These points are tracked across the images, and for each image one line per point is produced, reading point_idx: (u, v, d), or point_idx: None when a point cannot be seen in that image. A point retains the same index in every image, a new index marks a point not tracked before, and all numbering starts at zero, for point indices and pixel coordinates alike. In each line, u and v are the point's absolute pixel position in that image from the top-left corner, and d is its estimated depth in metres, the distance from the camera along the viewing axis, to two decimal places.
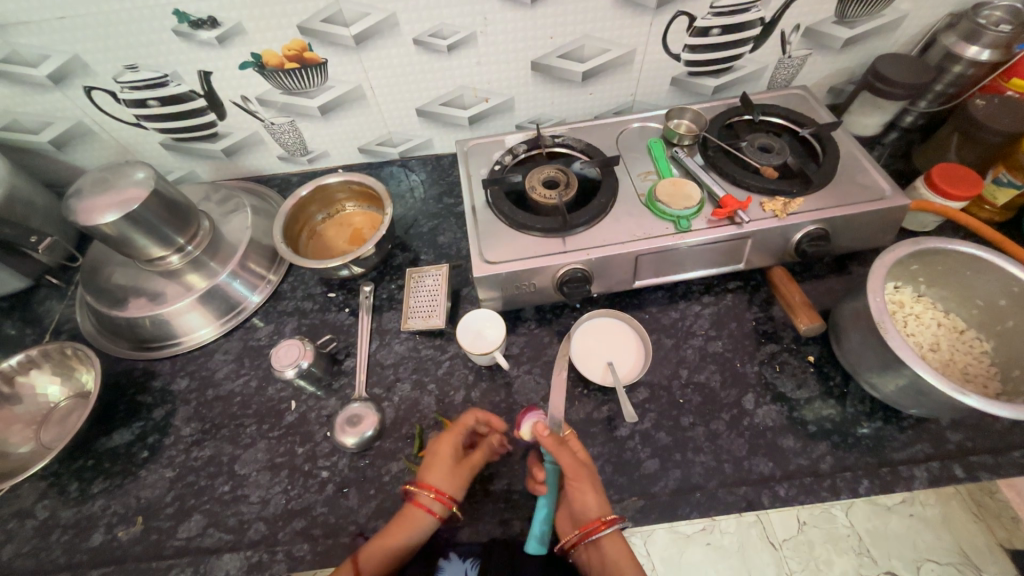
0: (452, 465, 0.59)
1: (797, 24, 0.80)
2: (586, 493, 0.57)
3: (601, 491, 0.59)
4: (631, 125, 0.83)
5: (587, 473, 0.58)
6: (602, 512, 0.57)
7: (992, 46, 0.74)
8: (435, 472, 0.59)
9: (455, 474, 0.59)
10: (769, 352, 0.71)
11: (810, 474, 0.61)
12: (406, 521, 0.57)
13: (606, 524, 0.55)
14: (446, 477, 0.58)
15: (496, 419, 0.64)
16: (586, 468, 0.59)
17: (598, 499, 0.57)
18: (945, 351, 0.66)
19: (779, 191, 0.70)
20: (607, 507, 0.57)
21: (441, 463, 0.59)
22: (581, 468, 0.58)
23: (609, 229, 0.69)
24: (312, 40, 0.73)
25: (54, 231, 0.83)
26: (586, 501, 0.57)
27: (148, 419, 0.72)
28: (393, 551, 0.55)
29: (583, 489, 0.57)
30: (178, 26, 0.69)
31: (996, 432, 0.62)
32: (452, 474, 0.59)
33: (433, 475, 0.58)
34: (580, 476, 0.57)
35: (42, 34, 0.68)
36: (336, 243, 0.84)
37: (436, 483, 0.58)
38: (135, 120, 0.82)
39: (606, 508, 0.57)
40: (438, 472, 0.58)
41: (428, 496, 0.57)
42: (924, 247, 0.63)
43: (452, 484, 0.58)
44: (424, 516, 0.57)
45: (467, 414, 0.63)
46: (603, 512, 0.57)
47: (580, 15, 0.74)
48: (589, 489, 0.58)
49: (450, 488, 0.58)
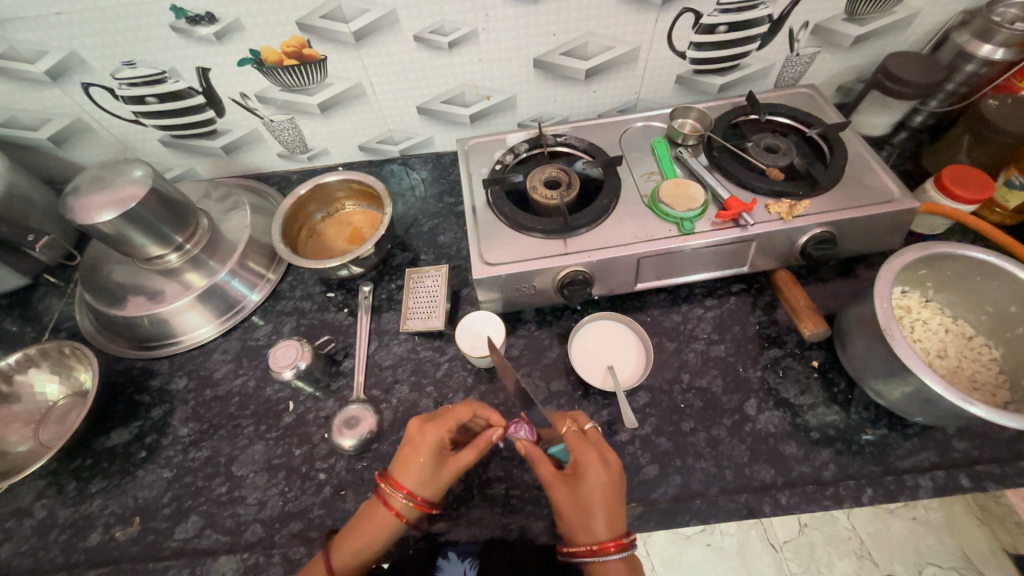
0: (429, 470, 0.56)
1: (806, 22, 0.78)
2: (564, 515, 0.55)
3: (591, 516, 0.53)
4: (635, 124, 0.82)
5: (569, 492, 0.55)
6: (584, 538, 0.53)
7: (1006, 44, 0.73)
8: (410, 473, 0.56)
9: (432, 478, 0.56)
10: (772, 357, 0.70)
11: (812, 482, 0.60)
12: (377, 520, 0.56)
13: (577, 554, 0.53)
14: (421, 480, 0.56)
15: (494, 416, 0.60)
16: (569, 488, 0.55)
17: (575, 524, 0.54)
18: (953, 358, 0.65)
19: (785, 193, 0.68)
20: (593, 535, 0.53)
21: (420, 466, 0.56)
22: (557, 486, 0.55)
23: (611, 230, 0.68)
24: (311, 36, 0.72)
25: (53, 229, 0.83)
26: (568, 522, 0.55)
27: (146, 418, 0.72)
28: (361, 550, 0.55)
29: (561, 509, 0.55)
30: (176, 22, 0.68)
31: (1004, 441, 0.61)
32: (429, 477, 0.56)
33: (407, 478, 0.56)
34: (557, 494, 0.55)
35: (40, 30, 0.67)
36: (336, 242, 0.83)
37: (410, 486, 0.56)
38: (133, 117, 0.81)
39: (589, 536, 0.53)
40: (413, 474, 0.56)
41: (399, 499, 0.55)
42: (934, 252, 0.61)
43: (427, 488, 0.56)
44: (394, 518, 0.56)
45: (462, 408, 0.59)
46: (586, 539, 0.53)
47: (584, 11, 0.73)
48: (568, 511, 0.54)
49: (425, 492, 0.56)
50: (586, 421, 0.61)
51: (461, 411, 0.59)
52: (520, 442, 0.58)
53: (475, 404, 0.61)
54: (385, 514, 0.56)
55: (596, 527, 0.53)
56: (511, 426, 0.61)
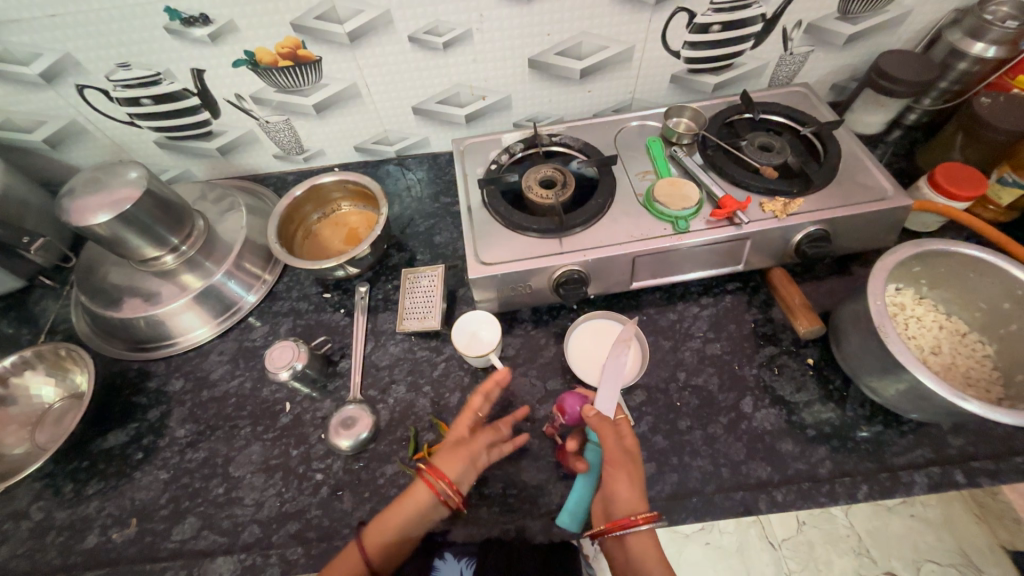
0: (452, 448, 0.58)
1: (799, 21, 0.78)
2: (625, 483, 0.56)
3: (642, 488, 0.56)
4: (630, 124, 0.82)
5: (631, 467, 0.57)
6: (641, 508, 0.54)
7: (998, 42, 0.73)
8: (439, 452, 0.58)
9: (455, 457, 0.57)
10: (768, 354, 0.70)
11: (808, 478, 0.60)
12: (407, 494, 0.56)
13: (639, 521, 0.53)
14: (445, 458, 0.57)
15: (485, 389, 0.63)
16: (629, 460, 0.57)
17: (633, 494, 0.55)
18: (947, 355, 0.65)
19: (778, 191, 0.68)
20: (644, 506, 0.55)
21: (445, 442, 0.59)
22: (620, 458, 0.57)
23: (606, 229, 0.68)
24: (305, 37, 0.72)
25: (47, 231, 0.82)
26: (619, 493, 0.55)
27: (143, 420, 0.72)
28: (389, 525, 0.55)
29: (625, 476, 0.56)
30: (170, 23, 0.69)
31: (998, 437, 0.62)
32: (452, 456, 0.57)
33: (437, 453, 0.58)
34: (618, 466, 0.56)
35: (33, 32, 0.67)
36: (333, 243, 0.83)
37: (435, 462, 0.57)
38: (129, 119, 0.81)
39: (644, 506, 0.54)
40: (441, 451, 0.58)
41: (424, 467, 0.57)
42: (925, 250, 0.62)
43: (450, 467, 0.56)
44: (422, 490, 0.56)
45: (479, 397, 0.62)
46: (640, 509, 0.54)
47: (577, 11, 0.73)
48: (627, 482, 0.56)
49: (447, 469, 0.56)
50: (618, 409, 0.63)
51: (476, 400, 0.62)
52: (588, 408, 0.60)
53: (488, 388, 0.63)
54: (416, 490, 0.56)
55: (643, 499, 0.55)
56: (572, 401, 0.63)
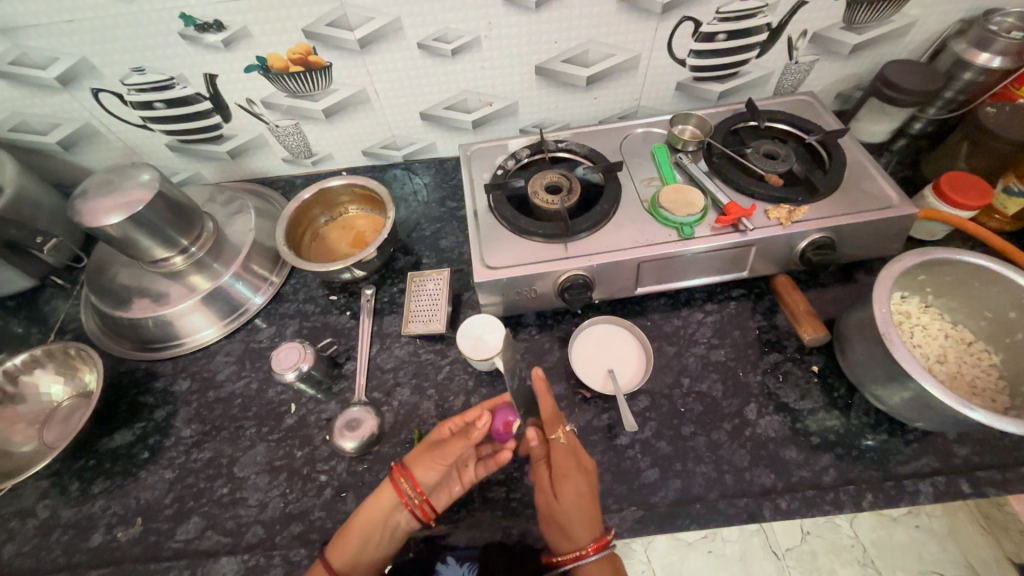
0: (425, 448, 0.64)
1: (804, 30, 0.79)
2: (552, 523, 0.58)
3: (577, 525, 0.56)
4: (636, 130, 0.83)
5: (557, 511, 0.57)
6: (568, 547, 0.56)
7: (1004, 53, 0.73)
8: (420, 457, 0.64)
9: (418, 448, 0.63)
10: (772, 362, 0.70)
11: (812, 486, 0.60)
12: None
13: (564, 563, 0.56)
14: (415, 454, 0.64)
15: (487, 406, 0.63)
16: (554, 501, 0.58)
17: (562, 535, 0.57)
18: (953, 364, 0.65)
19: (784, 199, 0.69)
20: (576, 544, 0.56)
21: None
22: (544, 500, 0.59)
23: (611, 235, 0.69)
24: (317, 43, 0.73)
25: (59, 231, 0.84)
26: (553, 533, 0.58)
27: (149, 420, 0.72)
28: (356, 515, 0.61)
29: (551, 518, 0.58)
30: (185, 29, 0.70)
31: (1004, 448, 0.61)
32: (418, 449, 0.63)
33: None
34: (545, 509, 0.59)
35: (51, 37, 0.69)
36: (339, 247, 0.84)
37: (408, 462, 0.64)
38: (141, 122, 0.82)
39: (574, 543, 0.56)
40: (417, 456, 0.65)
41: None
42: (930, 258, 0.62)
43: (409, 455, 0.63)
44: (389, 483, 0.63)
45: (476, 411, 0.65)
46: (568, 547, 0.56)
47: (584, 20, 0.74)
48: (555, 524, 0.58)
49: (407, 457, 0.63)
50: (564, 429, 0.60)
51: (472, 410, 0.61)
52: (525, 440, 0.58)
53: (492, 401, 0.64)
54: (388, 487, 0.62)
55: (576, 535, 0.56)
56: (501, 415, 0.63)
